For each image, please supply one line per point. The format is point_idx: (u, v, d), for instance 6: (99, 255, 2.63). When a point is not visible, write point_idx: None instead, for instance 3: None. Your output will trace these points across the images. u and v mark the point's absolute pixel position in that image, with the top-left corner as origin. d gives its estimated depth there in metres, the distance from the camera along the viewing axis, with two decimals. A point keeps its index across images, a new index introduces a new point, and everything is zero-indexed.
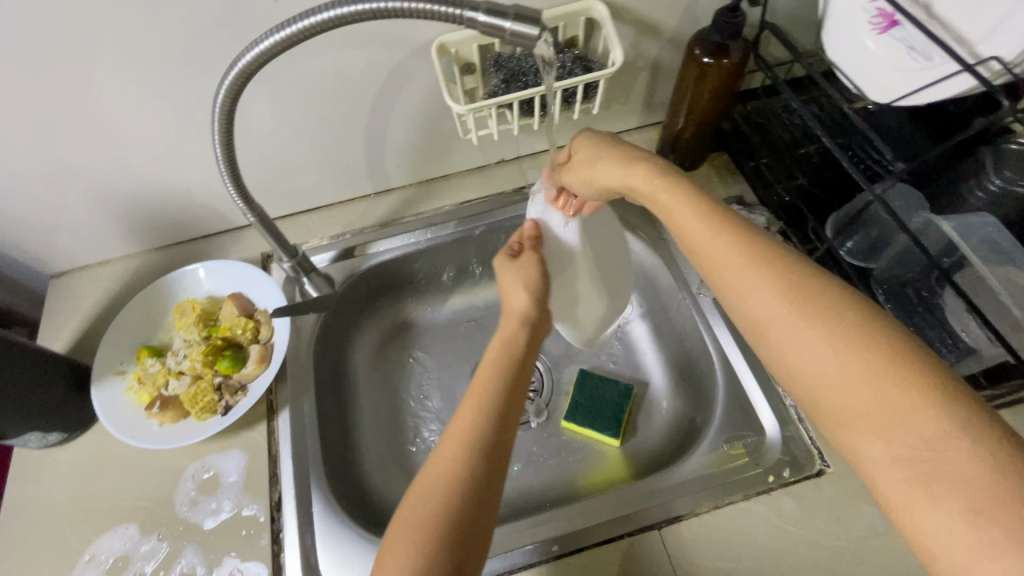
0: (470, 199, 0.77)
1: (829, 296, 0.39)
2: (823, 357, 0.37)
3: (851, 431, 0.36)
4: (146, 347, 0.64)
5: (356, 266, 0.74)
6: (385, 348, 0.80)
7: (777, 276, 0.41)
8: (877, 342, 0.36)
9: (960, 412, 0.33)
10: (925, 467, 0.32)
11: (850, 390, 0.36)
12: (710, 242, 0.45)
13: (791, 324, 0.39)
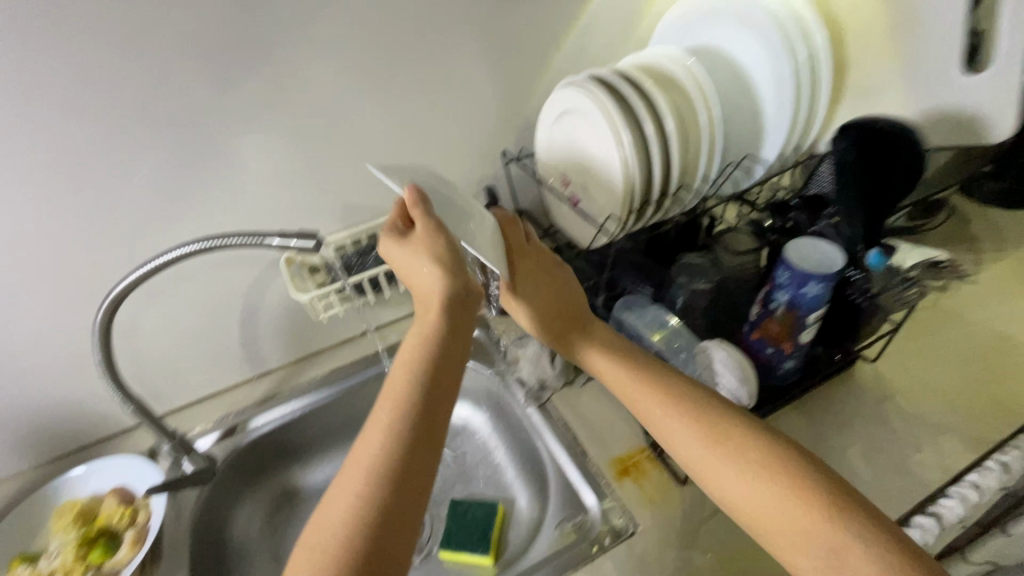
0: (340, 366, 0.92)
1: (736, 437, 0.54)
2: (744, 489, 0.52)
3: (782, 547, 0.50)
4: (21, 555, 0.69)
5: (238, 441, 0.84)
6: (273, 518, 0.86)
7: (693, 420, 0.56)
8: (787, 461, 0.52)
9: (860, 526, 0.48)
10: (835, 564, 0.47)
11: (770, 512, 0.50)
12: (641, 395, 0.60)
13: (714, 460, 0.54)
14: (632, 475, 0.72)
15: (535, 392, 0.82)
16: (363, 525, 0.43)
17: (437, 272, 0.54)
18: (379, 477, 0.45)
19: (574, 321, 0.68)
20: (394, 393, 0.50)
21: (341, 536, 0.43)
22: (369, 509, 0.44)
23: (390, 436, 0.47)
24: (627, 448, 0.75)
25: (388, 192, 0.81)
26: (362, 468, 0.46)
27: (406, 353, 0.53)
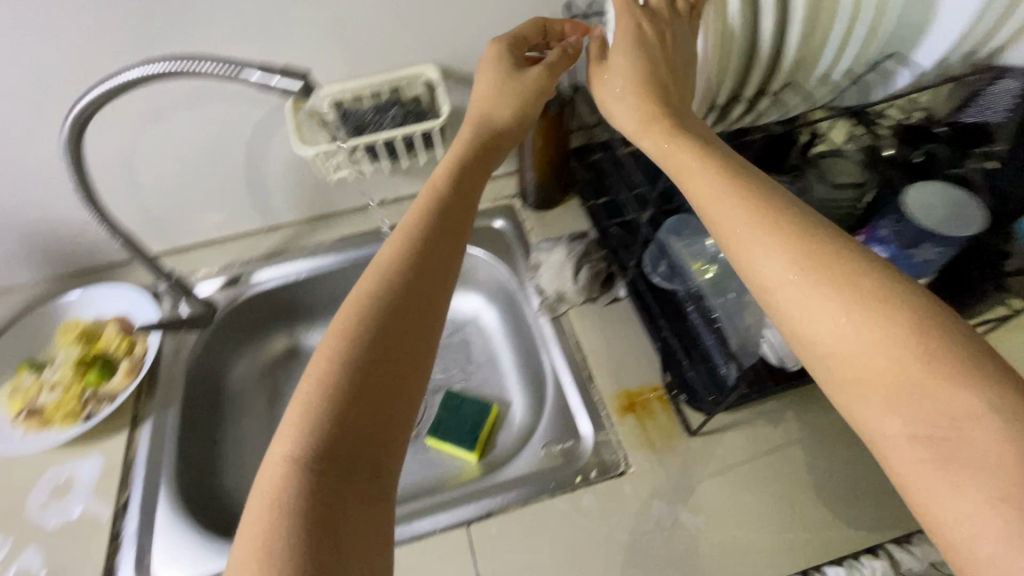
0: (352, 234, 0.86)
1: (851, 267, 0.36)
2: (841, 326, 0.35)
3: (866, 399, 0.34)
4: (27, 363, 0.70)
5: (241, 292, 0.82)
6: (270, 372, 0.86)
7: (791, 241, 0.38)
8: (894, 302, 0.34)
9: (1002, 386, 0.31)
10: (940, 442, 0.31)
11: (863, 361, 0.34)
12: (724, 205, 0.42)
13: (800, 291, 0.37)
14: (637, 411, 0.65)
15: (552, 303, 0.74)
16: (324, 412, 0.38)
17: (509, 113, 0.56)
18: (347, 358, 0.40)
19: (654, 110, 0.50)
20: (393, 236, 0.48)
21: (327, 371, 0.39)
22: (371, 346, 0.41)
23: (384, 304, 0.43)
24: (640, 385, 0.68)
25: (415, 35, 0.68)
26: (366, 303, 0.43)
27: (421, 204, 0.50)
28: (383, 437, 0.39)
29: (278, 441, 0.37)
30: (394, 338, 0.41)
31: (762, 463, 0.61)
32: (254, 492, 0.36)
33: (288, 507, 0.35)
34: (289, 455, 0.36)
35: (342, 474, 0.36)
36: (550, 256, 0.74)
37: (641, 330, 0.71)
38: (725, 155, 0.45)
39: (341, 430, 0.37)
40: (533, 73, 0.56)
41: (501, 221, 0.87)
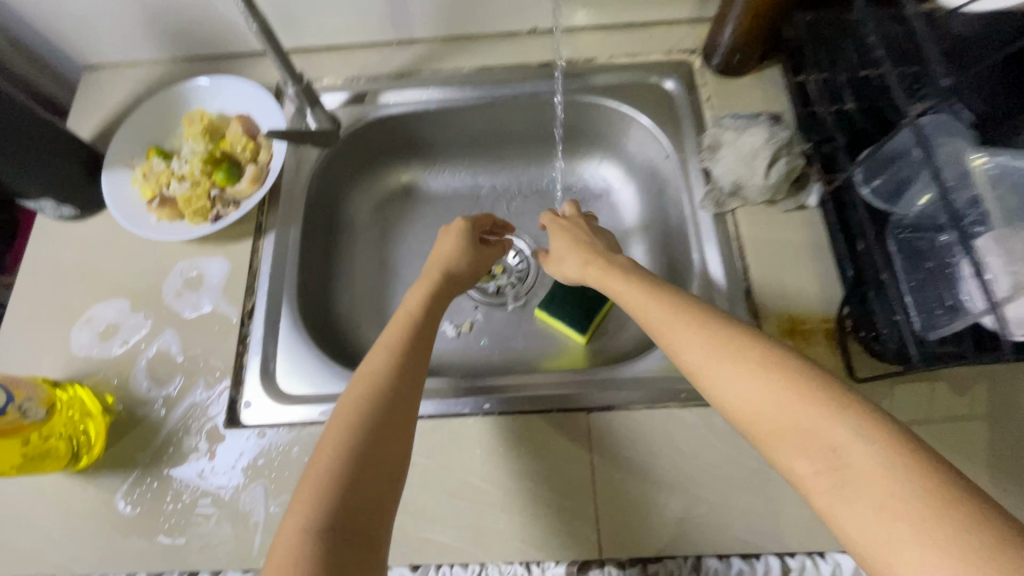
0: (494, 67, 0.74)
1: (738, 338, 0.46)
2: (749, 384, 0.44)
3: (773, 444, 0.41)
4: (155, 148, 0.67)
5: (366, 113, 0.74)
6: (384, 207, 0.82)
7: (701, 328, 0.49)
8: (777, 358, 0.44)
9: (868, 413, 0.39)
10: (846, 476, 0.37)
11: (768, 407, 0.42)
12: (654, 308, 0.53)
13: (721, 361, 0.46)
14: (797, 340, 0.57)
15: (719, 196, 0.63)
16: (337, 474, 0.43)
17: (468, 262, 0.66)
18: (347, 432, 0.46)
19: (595, 252, 0.63)
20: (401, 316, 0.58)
21: (345, 418, 0.46)
22: (378, 395, 0.48)
23: (373, 376, 0.50)
24: (805, 312, 0.58)
25: None
26: (374, 374, 0.50)
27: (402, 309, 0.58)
28: (384, 479, 0.45)
29: (292, 516, 0.41)
30: (391, 407, 0.48)
31: (932, 429, 0.53)
32: (270, 563, 0.39)
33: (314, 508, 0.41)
34: (301, 526, 0.40)
35: (358, 501, 0.42)
36: (738, 139, 0.60)
37: (823, 250, 0.60)
38: (655, 284, 0.56)
39: (347, 493, 0.42)
40: (449, 244, 0.66)
41: (671, 83, 0.72)
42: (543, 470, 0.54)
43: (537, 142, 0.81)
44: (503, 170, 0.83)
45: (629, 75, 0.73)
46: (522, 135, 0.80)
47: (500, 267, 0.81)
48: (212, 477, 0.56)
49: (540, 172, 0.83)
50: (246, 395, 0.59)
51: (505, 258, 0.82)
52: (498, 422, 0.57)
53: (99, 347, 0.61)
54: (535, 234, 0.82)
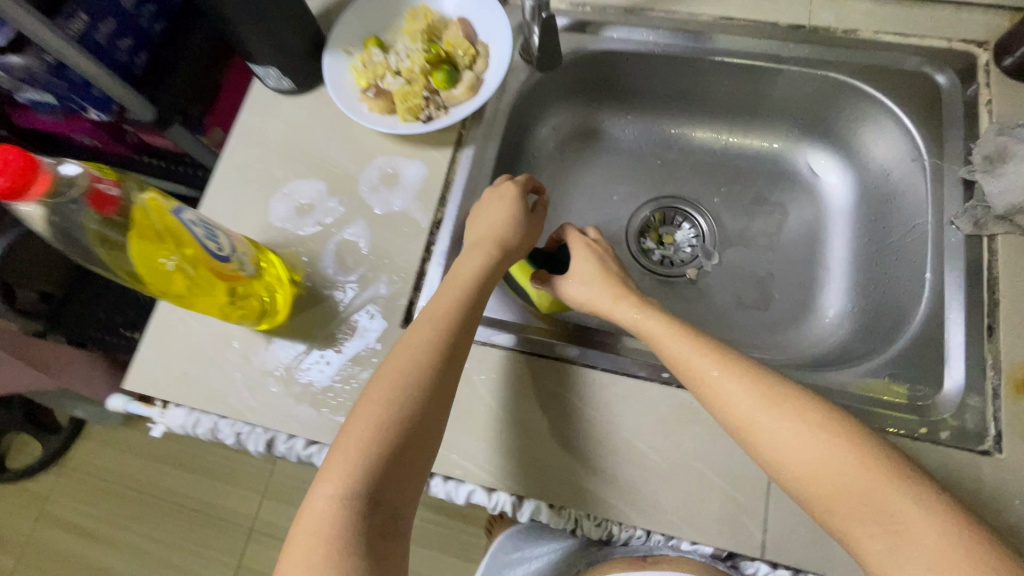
0: (733, 18, 0.66)
1: (792, 396, 0.47)
2: (796, 440, 0.45)
3: (827, 506, 0.43)
4: (375, 38, 0.66)
5: (584, 43, 0.69)
6: (567, 147, 0.78)
7: (751, 381, 0.47)
8: (837, 425, 0.44)
9: (917, 484, 0.42)
10: (902, 540, 0.41)
11: (823, 468, 0.43)
12: (680, 349, 0.51)
13: (774, 421, 0.46)
14: None
15: (981, 216, 0.55)
16: (351, 495, 0.44)
17: (519, 240, 0.59)
18: (364, 452, 0.45)
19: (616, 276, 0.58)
20: (430, 326, 0.51)
21: (362, 435, 0.46)
22: (401, 418, 0.47)
23: (400, 394, 0.48)
24: None
25: None
26: (393, 394, 0.48)
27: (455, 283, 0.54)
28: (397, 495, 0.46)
29: (313, 520, 0.44)
30: (410, 431, 0.47)
31: None
32: (294, 548, 0.43)
33: (339, 508, 0.43)
34: (321, 542, 0.42)
35: (372, 526, 0.44)
36: None
37: None
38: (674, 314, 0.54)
39: (363, 513, 0.44)
40: (511, 207, 0.59)
41: (945, 76, 0.62)
42: (715, 451, 0.51)
43: (751, 113, 0.73)
44: (700, 135, 0.77)
45: (888, 57, 0.63)
46: (736, 102, 0.73)
47: (670, 237, 0.77)
48: None
49: (738, 146, 0.76)
50: (423, 302, 0.60)
51: (679, 229, 0.77)
52: (677, 394, 0.53)
53: (294, 223, 0.63)
54: (718, 213, 0.77)
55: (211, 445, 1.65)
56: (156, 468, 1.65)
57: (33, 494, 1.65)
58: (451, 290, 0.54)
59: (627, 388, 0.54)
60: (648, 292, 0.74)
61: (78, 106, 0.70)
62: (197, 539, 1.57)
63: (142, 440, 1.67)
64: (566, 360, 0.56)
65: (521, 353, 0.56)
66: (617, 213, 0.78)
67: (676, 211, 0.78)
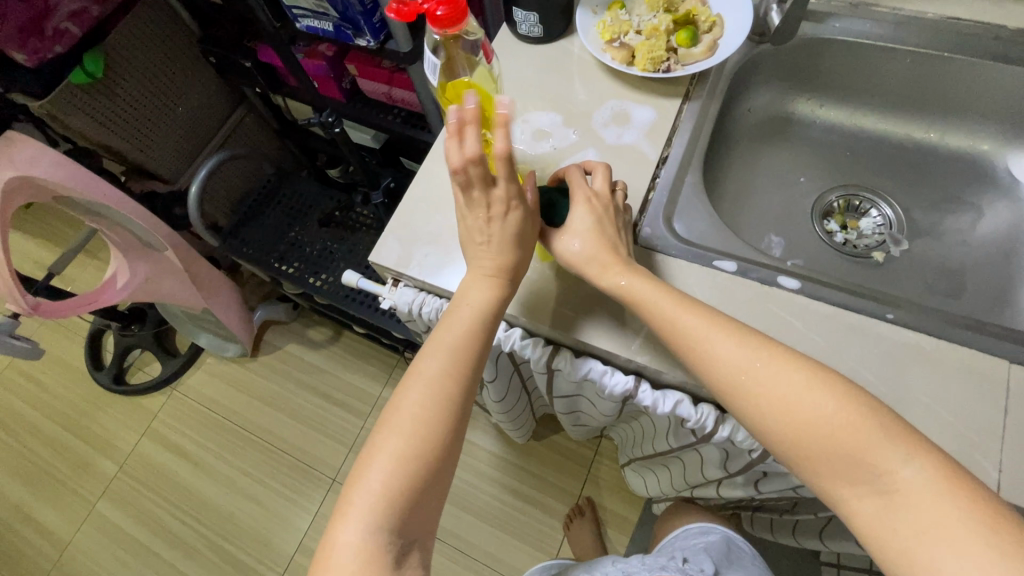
0: (959, 19, 0.72)
1: (778, 353, 0.49)
2: (784, 390, 0.47)
3: (813, 465, 0.46)
4: (619, 2, 0.75)
5: (808, 28, 0.76)
6: (761, 126, 0.83)
7: (738, 336, 0.50)
8: (819, 379, 0.47)
9: (917, 447, 0.43)
10: (896, 503, 0.42)
11: (813, 423, 0.46)
12: (670, 309, 0.52)
13: (762, 375, 0.48)
14: None
15: None
16: (389, 500, 0.46)
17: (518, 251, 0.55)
18: (387, 471, 0.47)
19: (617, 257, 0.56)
20: (462, 319, 0.53)
21: (381, 465, 0.47)
22: (428, 428, 0.49)
23: (424, 409, 0.49)
24: None
25: None
26: (416, 407, 0.49)
27: (455, 307, 0.54)
28: (432, 491, 0.49)
29: (344, 537, 0.45)
30: (440, 434, 0.49)
31: None
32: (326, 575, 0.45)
33: (363, 531, 0.45)
34: (354, 562, 0.44)
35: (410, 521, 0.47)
36: None
37: None
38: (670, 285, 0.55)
39: (394, 532, 0.46)
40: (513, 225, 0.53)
41: None
42: (944, 388, 0.54)
43: (957, 113, 0.77)
44: (894, 130, 0.81)
45: None
46: (939, 99, 0.76)
47: (856, 223, 0.79)
48: None
49: (935, 145, 0.79)
50: (646, 221, 0.65)
51: (865, 216, 0.79)
52: (902, 332, 0.57)
53: (531, 145, 0.71)
54: (906, 205, 0.79)
55: (305, 392, 1.74)
56: (255, 406, 1.74)
57: (143, 411, 1.78)
58: (479, 290, 0.54)
59: (850, 321, 0.58)
60: (832, 266, 0.76)
61: (352, 29, 0.81)
62: (282, 479, 1.64)
63: (247, 378, 1.78)
64: (787, 290, 0.60)
65: (742, 278, 0.61)
66: (804, 194, 0.82)
67: (864, 200, 0.81)
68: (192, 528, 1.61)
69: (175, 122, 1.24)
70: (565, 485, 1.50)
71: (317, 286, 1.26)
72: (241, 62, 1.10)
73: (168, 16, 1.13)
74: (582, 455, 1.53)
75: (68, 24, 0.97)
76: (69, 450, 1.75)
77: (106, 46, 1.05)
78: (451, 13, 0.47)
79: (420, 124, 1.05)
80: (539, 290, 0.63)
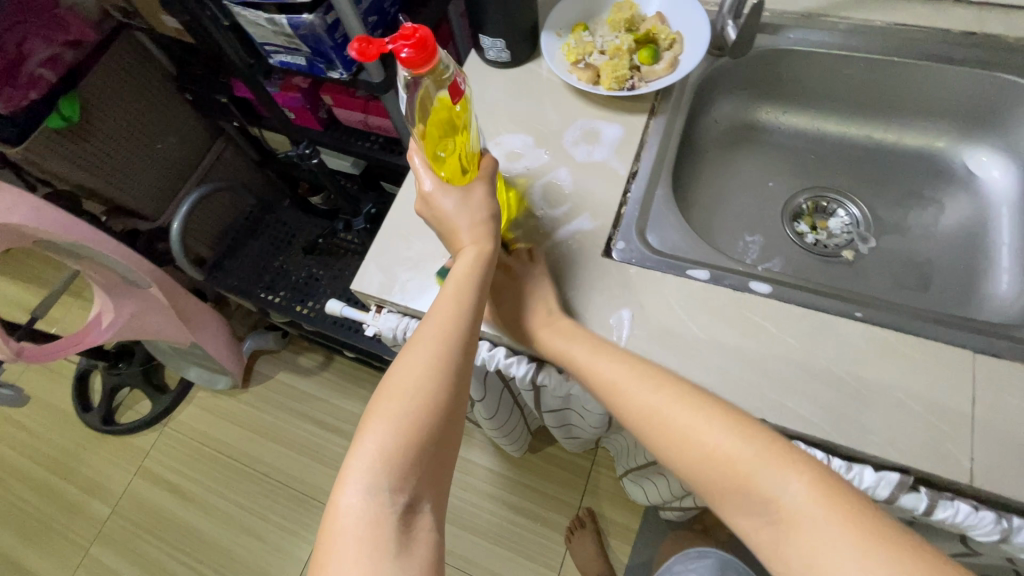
0: (906, 25, 0.76)
1: (685, 388, 0.49)
2: (687, 426, 0.47)
3: (724, 502, 0.46)
4: (583, 25, 0.78)
5: (765, 40, 0.79)
6: (728, 135, 0.86)
7: (643, 375, 0.51)
8: (717, 411, 0.47)
9: (812, 471, 0.43)
10: (802, 540, 0.41)
11: (716, 460, 0.45)
12: (587, 358, 0.54)
13: (670, 412, 0.48)
14: None
15: None
16: (393, 462, 0.45)
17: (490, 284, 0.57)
18: (390, 435, 0.46)
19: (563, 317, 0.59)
20: (458, 279, 0.55)
21: (382, 429, 0.46)
22: (431, 394, 0.48)
23: (427, 374, 0.49)
24: None
25: None
26: (415, 374, 0.49)
27: (452, 283, 0.55)
28: (437, 456, 0.47)
29: (347, 502, 0.43)
30: (444, 397, 0.48)
31: None
32: (333, 541, 0.42)
33: (367, 499, 0.43)
34: (361, 524, 0.42)
35: (416, 486, 0.45)
36: None
37: None
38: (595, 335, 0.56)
39: (401, 495, 0.44)
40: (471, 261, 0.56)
41: None
42: (914, 382, 0.55)
43: (912, 113, 0.80)
44: (855, 132, 0.84)
45: None
46: (894, 102, 0.80)
47: (824, 224, 0.81)
48: (583, 292, 0.63)
49: (894, 145, 0.82)
50: (620, 235, 0.67)
51: (833, 216, 0.82)
52: (872, 329, 0.58)
53: (504, 166, 0.72)
54: (872, 204, 0.82)
55: (299, 420, 1.73)
56: (249, 438, 1.73)
57: (134, 449, 1.76)
58: (467, 264, 0.56)
59: (821, 321, 0.60)
60: (805, 267, 0.78)
61: (324, 63, 0.83)
62: (279, 510, 1.62)
63: (240, 409, 1.77)
64: (760, 295, 0.62)
65: (715, 286, 0.63)
66: (773, 198, 0.84)
67: (831, 201, 0.83)
68: (189, 565, 1.59)
69: (153, 160, 1.24)
70: (564, 497, 1.50)
71: (304, 314, 1.27)
72: (217, 98, 1.11)
73: (141, 59, 1.14)
74: (580, 465, 1.53)
75: (42, 70, 0.99)
76: (60, 494, 1.72)
77: (81, 91, 1.06)
78: (413, 57, 0.48)
79: (397, 149, 1.06)
80: None
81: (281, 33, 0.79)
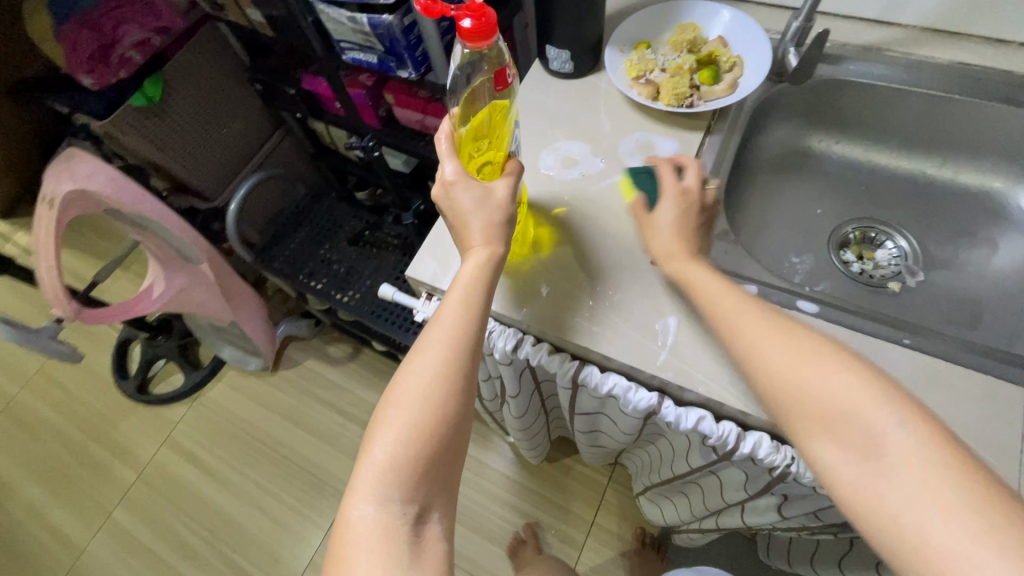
0: (969, 63, 0.77)
1: (803, 331, 0.50)
2: (787, 356, 0.48)
3: (809, 432, 0.46)
4: (645, 43, 0.81)
5: (825, 70, 0.80)
6: (779, 159, 0.87)
7: (760, 311, 0.53)
8: (832, 353, 0.47)
9: (922, 419, 0.43)
10: (892, 474, 0.41)
11: (814, 391, 0.46)
12: (712, 295, 0.55)
13: (771, 342, 0.50)
14: None
15: None
16: (401, 474, 0.47)
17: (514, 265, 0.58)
18: (397, 447, 0.48)
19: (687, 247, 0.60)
20: (466, 283, 0.55)
21: (389, 443, 0.48)
22: (437, 405, 0.49)
23: (431, 380, 0.50)
24: None
25: None
26: (419, 381, 0.50)
27: (456, 289, 0.55)
28: (446, 465, 0.49)
29: (360, 512, 0.46)
30: (450, 398, 0.50)
31: None
32: (349, 549, 0.45)
33: (379, 510, 0.46)
34: (374, 533, 0.45)
35: (425, 497, 0.48)
36: None
37: None
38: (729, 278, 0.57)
39: (411, 508, 0.47)
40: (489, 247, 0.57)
41: None
42: (960, 412, 0.55)
43: (969, 151, 0.80)
44: (909, 166, 0.84)
45: None
46: (952, 139, 0.80)
47: (872, 254, 0.81)
48: (631, 295, 0.65)
49: (949, 181, 0.83)
50: None
51: (881, 247, 0.82)
52: (919, 356, 0.59)
53: (561, 171, 0.75)
54: (922, 238, 0.81)
55: (323, 407, 1.77)
56: (273, 419, 1.77)
57: (164, 419, 1.82)
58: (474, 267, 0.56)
59: (866, 345, 0.60)
60: (850, 294, 0.79)
61: (395, 62, 0.88)
62: (295, 493, 1.65)
63: (267, 391, 1.81)
64: (807, 313, 0.62)
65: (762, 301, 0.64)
66: (820, 225, 0.85)
67: (880, 233, 0.83)
68: (205, 538, 1.63)
69: (219, 143, 1.31)
70: (578, 510, 1.50)
71: (343, 301, 1.30)
72: (287, 89, 1.17)
73: (222, 48, 1.22)
74: (596, 480, 1.53)
75: (133, 52, 1.07)
76: (91, 456, 1.78)
77: (166, 73, 1.13)
78: (479, 28, 0.51)
79: None
80: (566, 305, 0.66)
81: (359, 31, 0.84)
